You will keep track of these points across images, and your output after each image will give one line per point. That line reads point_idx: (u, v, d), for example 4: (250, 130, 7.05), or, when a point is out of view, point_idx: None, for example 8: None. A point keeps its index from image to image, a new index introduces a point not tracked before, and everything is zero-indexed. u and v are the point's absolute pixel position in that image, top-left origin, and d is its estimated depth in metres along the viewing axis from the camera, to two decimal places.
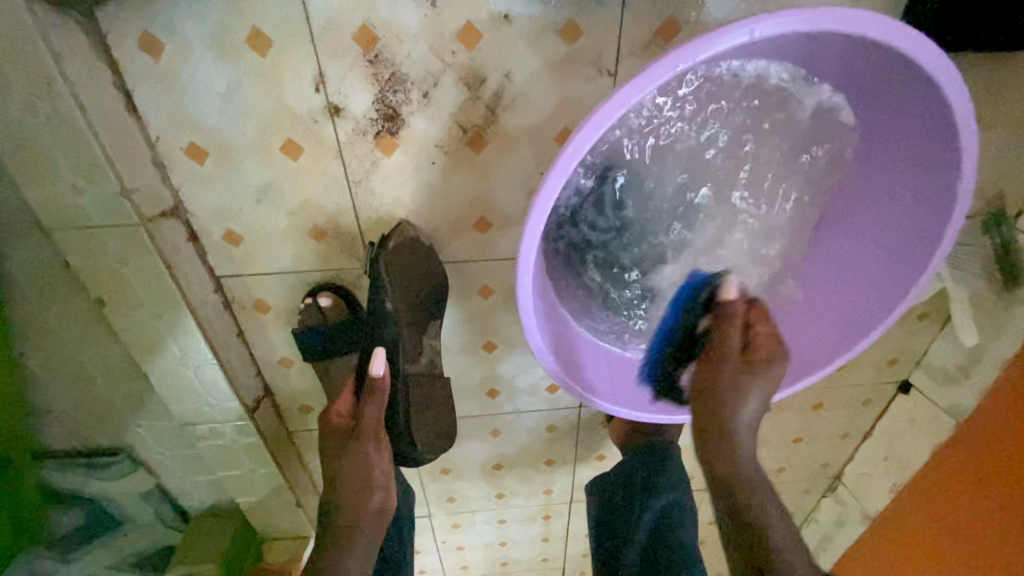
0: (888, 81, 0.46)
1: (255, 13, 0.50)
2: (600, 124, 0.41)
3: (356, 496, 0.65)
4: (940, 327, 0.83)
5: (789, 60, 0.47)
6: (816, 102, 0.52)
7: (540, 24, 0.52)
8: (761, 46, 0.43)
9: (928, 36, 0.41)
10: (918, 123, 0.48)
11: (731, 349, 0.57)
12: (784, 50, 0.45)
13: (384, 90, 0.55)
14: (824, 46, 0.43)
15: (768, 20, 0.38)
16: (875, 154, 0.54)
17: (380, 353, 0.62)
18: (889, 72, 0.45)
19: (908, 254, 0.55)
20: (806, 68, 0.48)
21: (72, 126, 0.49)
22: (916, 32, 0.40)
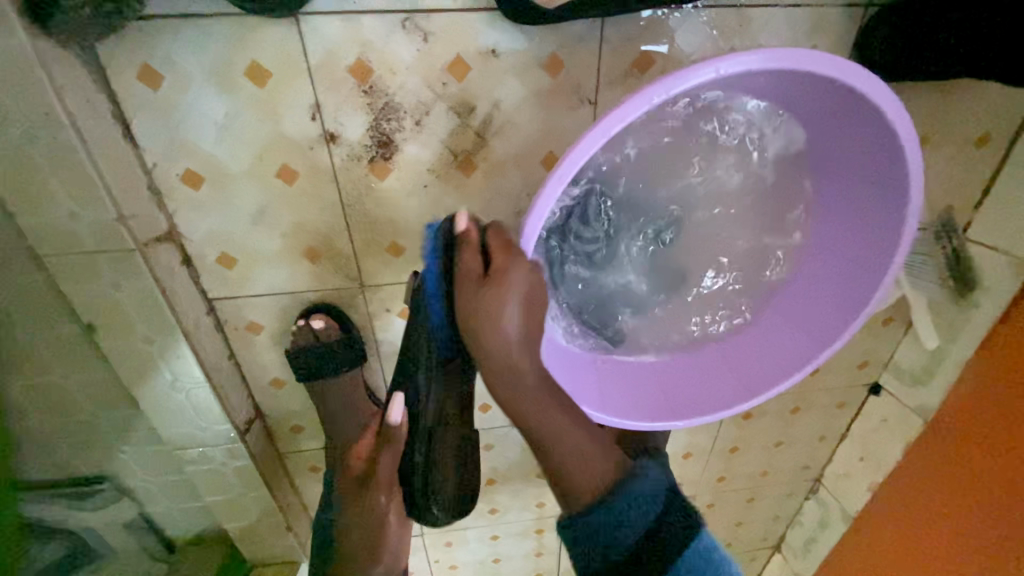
0: (840, 112, 0.51)
1: (254, 47, 0.52)
2: (585, 151, 0.44)
3: (368, 537, 0.65)
4: (904, 332, 0.89)
5: (753, 92, 0.52)
6: (779, 131, 0.57)
7: (526, 57, 0.56)
8: (727, 81, 0.47)
9: (872, 72, 0.46)
10: (869, 149, 0.53)
11: (470, 272, 0.51)
12: (748, 84, 0.49)
13: (379, 119, 0.57)
14: (783, 80, 0.48)
15: (731, 59, 0.42)
16: (833, 178, 0.59)
17: (399, 400, 0.62)
18: (841, 104, 0.50)
19: (868, 262, 0.60)
20: (769, 100, 0.53)
21: (72, 156, 0.50)
22: (861, 69, 0.45)
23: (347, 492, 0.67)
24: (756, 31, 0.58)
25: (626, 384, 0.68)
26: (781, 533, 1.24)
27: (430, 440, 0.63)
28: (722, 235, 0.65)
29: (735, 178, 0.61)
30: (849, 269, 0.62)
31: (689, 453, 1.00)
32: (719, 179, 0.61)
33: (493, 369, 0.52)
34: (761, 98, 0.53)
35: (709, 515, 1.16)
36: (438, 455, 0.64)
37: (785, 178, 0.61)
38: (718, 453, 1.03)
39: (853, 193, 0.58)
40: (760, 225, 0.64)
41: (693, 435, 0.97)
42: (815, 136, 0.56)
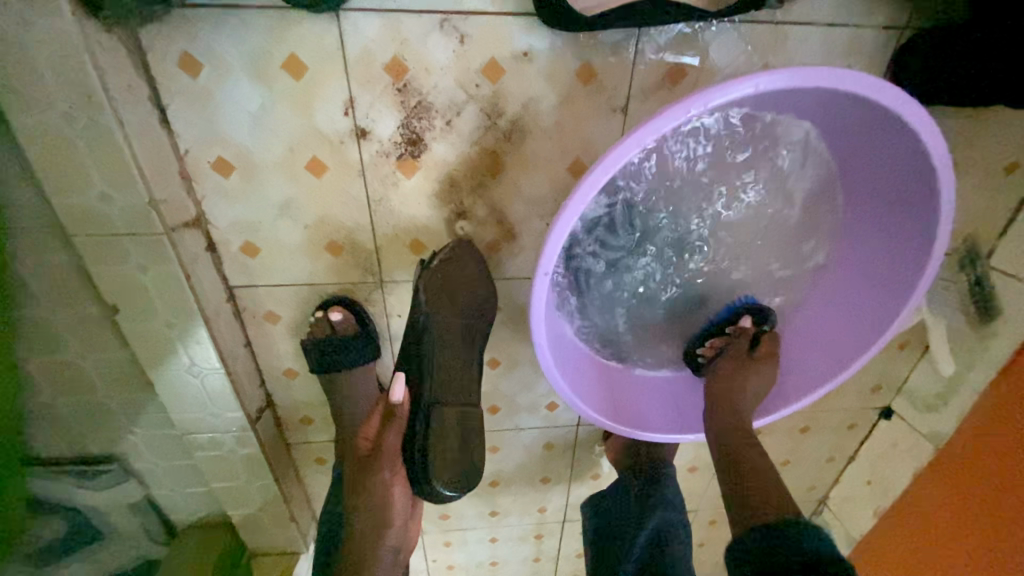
0: (874, 133, 0.51)
1: (293, 40, 0.53)
2: (618, 159, 0.45)
3: (373, 523, 0.62)
4: (919, 357, 0.88)
5: (788, 109, 0.51)
6: (809, 149, 0.56)
7: (559, 63, 0.56)
8: (764, 97, 0.47)
9: (912, 95, 0.45)
10: (900, 171, 0.53)
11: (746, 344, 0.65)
12: (784, 101, 0.49)
13: (409, 117, 0.58)
14: (819, 99, 0.48)
15: (771, 76, 0.42)
16: (861, 198, 0.59)
17: (398, 377, 0.63)
18: (877, 126, 0.49)
19: (892, 284, 0.59)
20: (803, 117, 0.52)
21: (109, 139, 0.50)
22: (901, 92, 0.45)
23: (355, 477, 0.65)
24: (790, 48, 0.58)
25: (638, 393, 0.68)
26: None
27: (427, 418, 0.62)
28: (744, 249, 0.65)
29: (762, 194, 0.61)
30: (872, 290, 0.61)
31: (694, 467, 1.00)
32: (745, 194, 0.61)
33: (728, 407, 0.63)
34: (796, 115, 0.52)
35: (710, 530, 1.15)
36: (438, 431, 0.62)
37: (812, 196, 0.60)
38: None
39: (881, 215, 0.58)
40: (784, 241, 0.64)
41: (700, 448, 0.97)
42: (846, 155, 0.56)
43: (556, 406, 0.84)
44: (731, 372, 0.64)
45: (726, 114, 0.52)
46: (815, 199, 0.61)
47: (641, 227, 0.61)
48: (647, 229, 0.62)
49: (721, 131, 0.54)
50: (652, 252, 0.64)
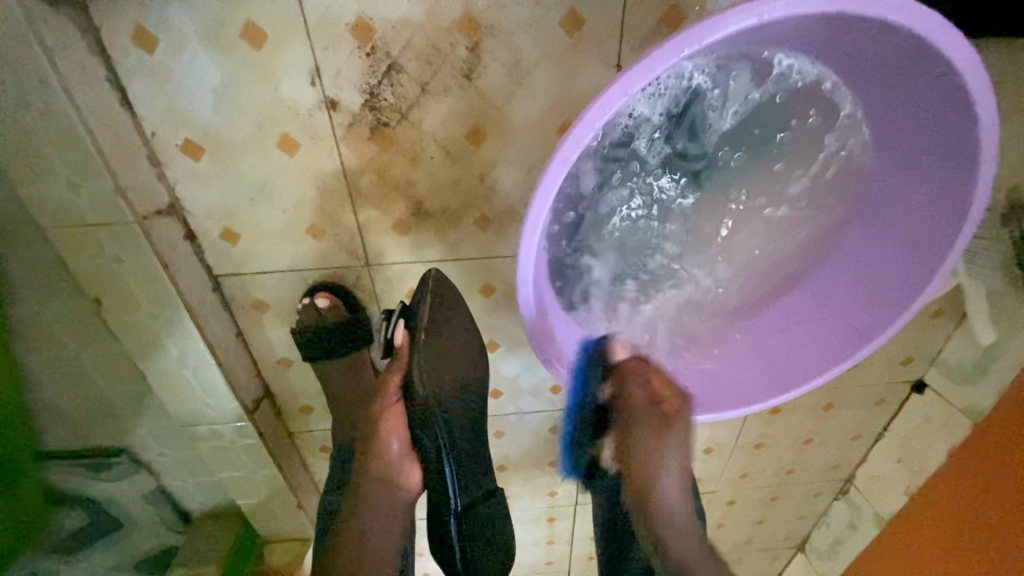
0: (917, 85, 0.45)
1: (249, 5, 0.49)
2: (604, 110, 0.39)
3: (382, 471, 0.64)
4: (955, 325, 0.81)
5: (817, 55, 0.46)
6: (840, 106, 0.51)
7: (541, 12, 0.51)
8: (786, 31, 0.42)
9: (961, 38, 0.40)
10: (938, 132, 0.47)
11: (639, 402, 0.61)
12: (808, 39, 0.44)
13: (380, 84, 0.53)
14: (853, 37, 0.42)
15: (784, 2, 0.36)
16: (894, 165, 0.53)
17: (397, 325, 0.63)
18: (918, 72, 0.43)
19: (923, 247, 0.53)
20: (836, 67, 0.47)
21: (66, 123, 0.48)
22: (949, 29, 0.39)
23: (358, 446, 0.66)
24: None
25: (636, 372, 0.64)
26: (805, 534, 1.18)
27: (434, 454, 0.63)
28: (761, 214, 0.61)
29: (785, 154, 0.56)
30: (902, 263, 0.55)
31: (710, 448, 0.96)
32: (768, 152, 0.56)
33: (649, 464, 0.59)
34: (828, 63, 0.47)
35: (730, 512, 1.11)
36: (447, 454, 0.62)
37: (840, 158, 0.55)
38: (742, 449, 0.97)
39: (913, 186, 0.52)
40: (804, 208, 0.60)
41: (715, 429, 0.92)
42: (882, 115, 0.50)
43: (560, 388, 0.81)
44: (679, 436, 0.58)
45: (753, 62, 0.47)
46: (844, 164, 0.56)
47: (652, 185, 0.57)
48: (660, 186, 0.58)
49: (750, 81, 0.49)
50: (664, 210, 0.60)
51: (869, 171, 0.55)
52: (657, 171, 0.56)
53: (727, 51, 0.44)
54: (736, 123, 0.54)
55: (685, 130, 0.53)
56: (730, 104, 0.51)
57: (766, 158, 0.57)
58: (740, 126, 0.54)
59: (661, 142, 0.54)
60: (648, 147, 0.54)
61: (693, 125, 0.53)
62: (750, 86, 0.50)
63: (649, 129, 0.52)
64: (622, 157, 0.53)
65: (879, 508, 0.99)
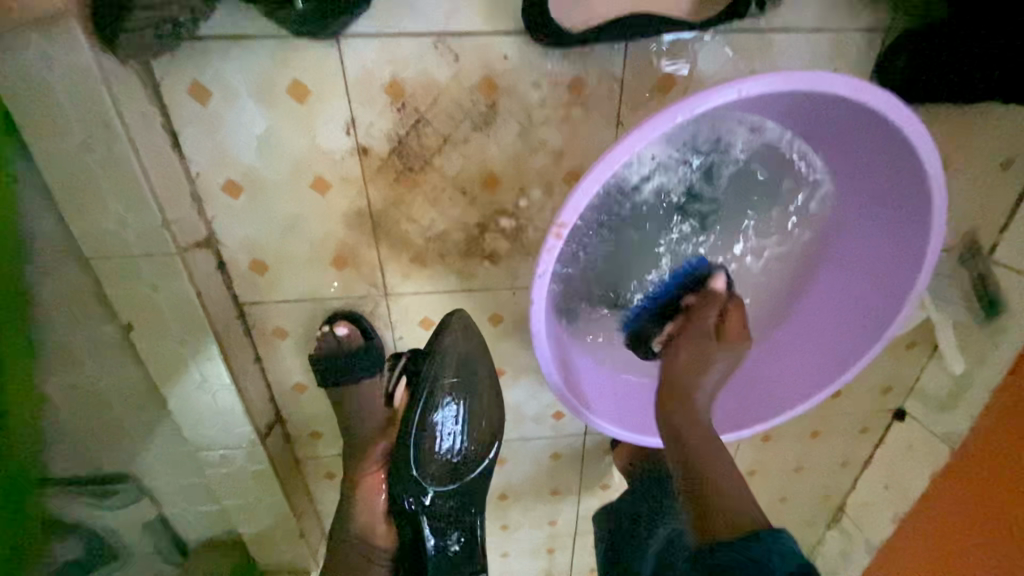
0: (887, 169, 0.53)
1: (298, 66, 0.55)
2: (610, 165, 0.46)
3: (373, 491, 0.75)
4: (928, 356, 0.87)
5: (811, 130, 0.55)
6: (825, 179, 0.60)
7: (551, 76, 0.58)
8: (791, 102, 0.50)
9: (912, 112, 0.47)
10: (902, 212, 0.55)
11: (709, 325, 0.63)
12: (805, 113, 0.52)
13: (408, 134, 0.60)
14: (842, 117, 0.51)
15: (792, 76, 0.44)
16: (861, 236, 0.60)
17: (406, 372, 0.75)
18: (890, 155, 0.52)
19: (891, 285, 0.60)
20: (816, 133, 0.55)
21: (124, 163, 0.53)
22: (908, 110, 0.47)
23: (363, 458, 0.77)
24: (775, 55, 0.60)
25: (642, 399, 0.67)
26: None
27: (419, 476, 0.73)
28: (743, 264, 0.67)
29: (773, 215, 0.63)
30: (874, 298, 0.61)
31: None
32: (760, 212, 0.63)
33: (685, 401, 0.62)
34: (819, 136, 0.55)
35: None
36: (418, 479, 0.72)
37: (815, 227, 0.63)
38: None
39: (874, 257, 0.60)
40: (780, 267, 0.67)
41: None
42: (854, 191, 0.59)
43: (562, 414, 0.84)
44: (702, 341, 0.62)
45: (762, 124, 0.55)
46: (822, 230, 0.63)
47: (658, 223, 0.62)
48: (666, 225, 0.63)
49: (758, 141, 0.57)
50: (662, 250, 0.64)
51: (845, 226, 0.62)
52: (658, 212, 0.61)
53: (741, 112, 0.52)
54: (739, 181, 0.60)
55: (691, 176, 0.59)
56: (737, 160, 0.59)
57: (759, 216, 0.63)
58: (740, 185, 0.61)
59: (672, 186, 0.60)
60: (660, 188, 0.59)
61: (709, 170, 0.59)
62: (755, 146, 0.57)
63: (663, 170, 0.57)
64: (627, 198, 0.58)
65: (870, 536, 1.02)
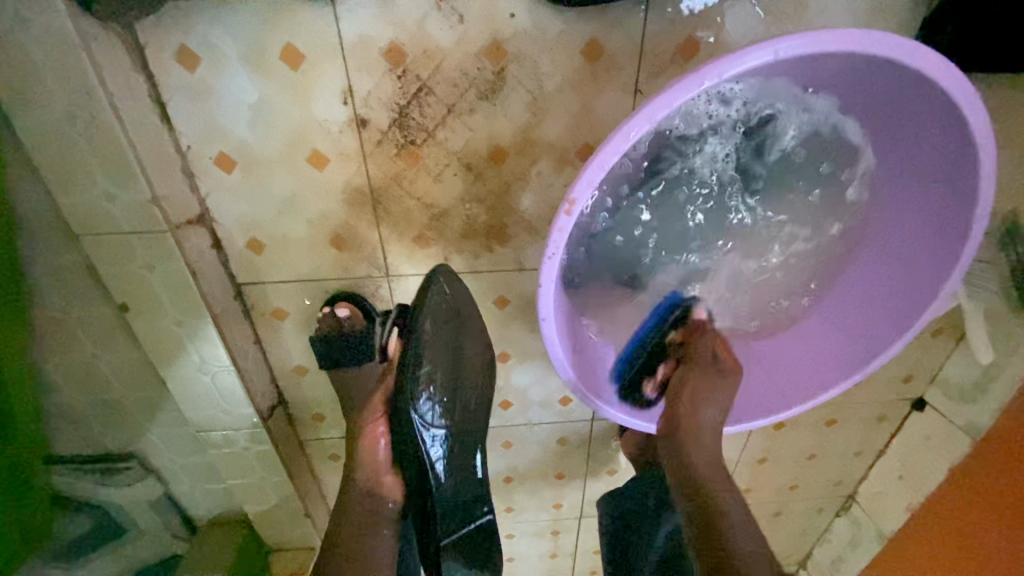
0: (939, 165, 0.50)
1: (290, 30, 0.51)
2: (628, 136, 0.42)
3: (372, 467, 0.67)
4: (955, 344, 0.83)
5: (874, 118, 0.51)
6: (871, 170, 0.56)
7: (564, 40, 0.54)
8: (858, 74, 0.46)
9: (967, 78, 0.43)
10: (944, 200, 0.52)
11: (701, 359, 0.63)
12: (875, 93, 0.48)
13: (409, 105, 0.56)
14: (909, 98, 0.46)
15: (884, 39, 0.40)
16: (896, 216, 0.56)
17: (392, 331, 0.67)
18: (955, 158, 0.48)
19: (926, 269, 0.56)
20: (855, 104, 0.50)
21: (109, 135, 0.50)
22: (963, 75, 0.42)
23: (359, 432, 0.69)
24: (809, 17, 0.55)
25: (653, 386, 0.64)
26: (807, 550, 1.19)
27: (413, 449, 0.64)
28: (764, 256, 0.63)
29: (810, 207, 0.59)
30: (906, 283, 0.58)
31: None
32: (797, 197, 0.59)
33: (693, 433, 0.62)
34: (882, 126, 0.52)
35: None
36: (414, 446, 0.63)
37: (849, 230, 0.60)
38: (746, 463, 0.99)
39: (902, 275, 0.58)
40: (801, 269, 0.64)
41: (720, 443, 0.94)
42: (900, 198, 0.56)
43: (569, 400, 0.82)
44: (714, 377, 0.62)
45: (824, 105, 0.51)
46: (856, 236, 0.60)
47: (681, 201, 0.58)
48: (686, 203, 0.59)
49: (817, 123, 0.53)
50: (685, 229, 0.61)
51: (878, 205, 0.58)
52: (678, 189, 0.57)
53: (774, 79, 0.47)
54: (766, 155, 0.56)
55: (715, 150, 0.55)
56: (789, 142, 0.55)
57: (785, 193, 0.59)
58: (785, 171, 0.57)
59: (694, 160, 0.55)
60: (697, 162, 0.56)
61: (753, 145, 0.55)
62: (812, 128, 0.53)
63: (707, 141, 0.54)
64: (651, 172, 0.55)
65: (880, 525, 1.00)
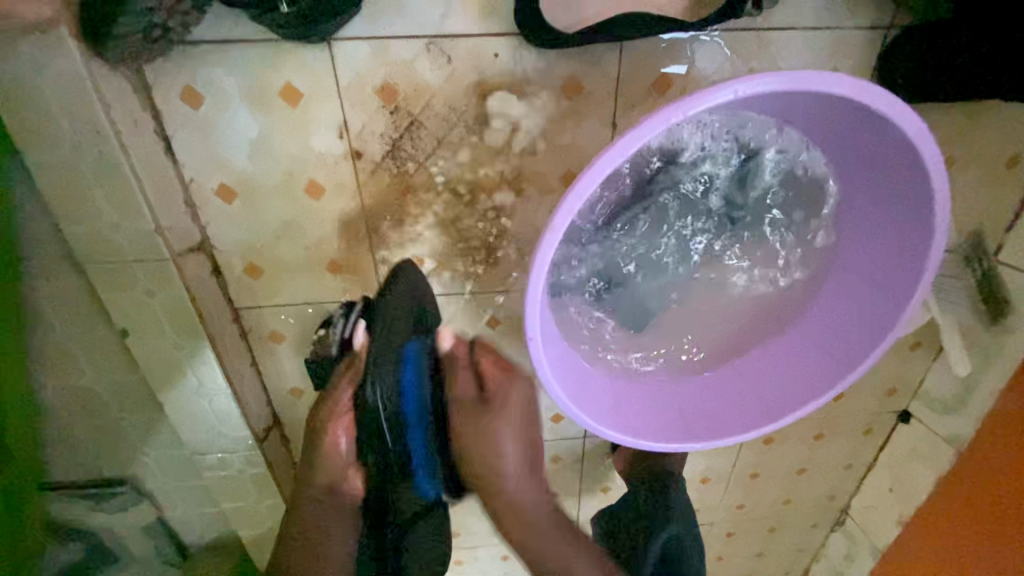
0: (899, 188, 0.53)
1: (289, 71, 0.55)
2: (603, 168, 0.45)
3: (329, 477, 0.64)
4: (933, 358, 0.86)
5: (834, 145, 0.55)
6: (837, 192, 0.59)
7: (546, 77, 0.58)
8: (811, 107, 0.49)
9: (914, 110, 0.46)
10: (905, 221, 0.55)
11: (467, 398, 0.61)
12: (837, 132, 0.52)
13: (401, 138, 0.59)
14: (863, 128, 0.50)
15: (834, 78, 0.44)
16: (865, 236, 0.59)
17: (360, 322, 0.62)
18: (910, 209, 0.54)
19: (894, 285, 0.58)
20: (815, 132, 0.54)
21: (116, 170, 0.53)
22: (908, 108, 0.46)
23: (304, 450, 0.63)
24: (773, 54, 0.59)
25: (638, 401, 0.66)
26: (804, 567, 1.19)
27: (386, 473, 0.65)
28: (729, 280, 0.66)
29: (777, 243, 0.64)
30: (877, 297, 0.60)
31: (707, 478, 0.98)
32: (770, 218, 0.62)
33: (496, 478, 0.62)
34: (854, 176, 0.57)
35: (729, 544, 1.12)
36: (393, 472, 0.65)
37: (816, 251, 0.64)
38: (738, 478, 1.00)
39: (849, 325, 0.63)
40: (765, 294, 0.67)
41: (711, 459, 0.95)
42: (858, 251, 0.61)
43: (560, 418, 0.84)
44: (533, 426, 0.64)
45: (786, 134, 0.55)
46: (815, 279, 0.65)
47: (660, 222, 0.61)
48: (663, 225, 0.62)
49: (796, 163, 0.57)
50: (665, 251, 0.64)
51: (846, 225, 0.61)
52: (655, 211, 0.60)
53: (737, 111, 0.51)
54: (737, 179, 0.59)
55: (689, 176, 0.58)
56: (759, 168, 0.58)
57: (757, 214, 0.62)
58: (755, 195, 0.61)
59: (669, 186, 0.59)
60: (682, 185, 0.59)
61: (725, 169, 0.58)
62: (790, 167, 0.58)
63: (695, 164, 0.57)
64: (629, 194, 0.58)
65: (874, 539, 1.00)
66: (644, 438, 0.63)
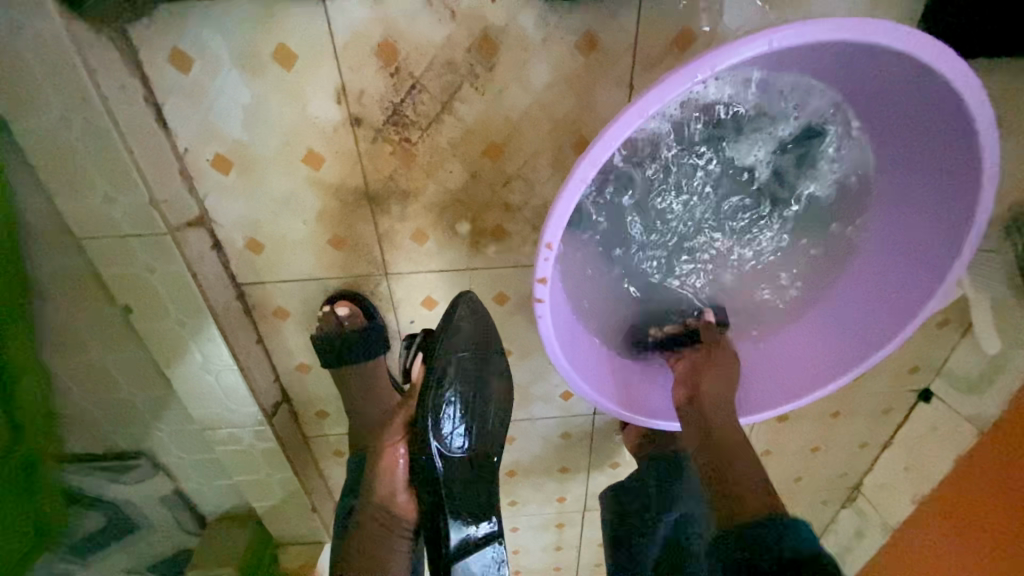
0: (943, 154, 0.49)
1: (283, 31, 0.51)
2: (620, 131, 0.42)
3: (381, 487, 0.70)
4: (960, 336, 0.82)
5: (873, 104, 0.50)
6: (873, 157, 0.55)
7: (557, 33, 0.53)
8: (851, 61, 0.45)
9: (967, 64, 0.42)
10: (945, 191, 0.51)
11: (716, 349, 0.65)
12: (879, 89, 0.48)
13: (403, 103, 0.56)
14: (908, 86, 0.46)
15: (880, 28, 0.39)
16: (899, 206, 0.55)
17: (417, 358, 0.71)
18: (952, 179, 0.50)
19: (927, 262, 0.55)
20: (853, 90, 0.49)
21: (106, 139, 0.50)
22: (962, 63, 0.41)
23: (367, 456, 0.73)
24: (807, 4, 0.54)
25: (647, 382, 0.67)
26: None
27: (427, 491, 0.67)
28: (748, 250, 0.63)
29: (796, 226, 0.61)
30: (906, 274, 0.57)
31: None
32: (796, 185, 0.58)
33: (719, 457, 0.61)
34: (898, 188, 0.55)
35: None
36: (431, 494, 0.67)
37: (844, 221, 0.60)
38: None
39: (874, 303, 0.60)
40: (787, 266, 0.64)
41: None
42: (874, 262, 0.59)
43: (570, 395, 0.82)
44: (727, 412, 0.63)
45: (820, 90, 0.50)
46: (814, 293, 0.64)
47: (678, 188, 0.58)
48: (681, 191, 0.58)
49: (847, 154, 0.55)
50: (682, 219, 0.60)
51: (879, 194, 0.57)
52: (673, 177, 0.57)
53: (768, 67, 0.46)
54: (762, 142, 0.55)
55: (710, 139, 0.54)
56: (788, 129, 0.54)
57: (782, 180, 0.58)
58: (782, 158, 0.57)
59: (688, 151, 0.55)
60: (729, 150, 0.55)
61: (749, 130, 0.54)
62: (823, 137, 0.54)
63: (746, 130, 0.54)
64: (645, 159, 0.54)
65: (886, 517, 0.99)
66: (654, 418, 0.65)
